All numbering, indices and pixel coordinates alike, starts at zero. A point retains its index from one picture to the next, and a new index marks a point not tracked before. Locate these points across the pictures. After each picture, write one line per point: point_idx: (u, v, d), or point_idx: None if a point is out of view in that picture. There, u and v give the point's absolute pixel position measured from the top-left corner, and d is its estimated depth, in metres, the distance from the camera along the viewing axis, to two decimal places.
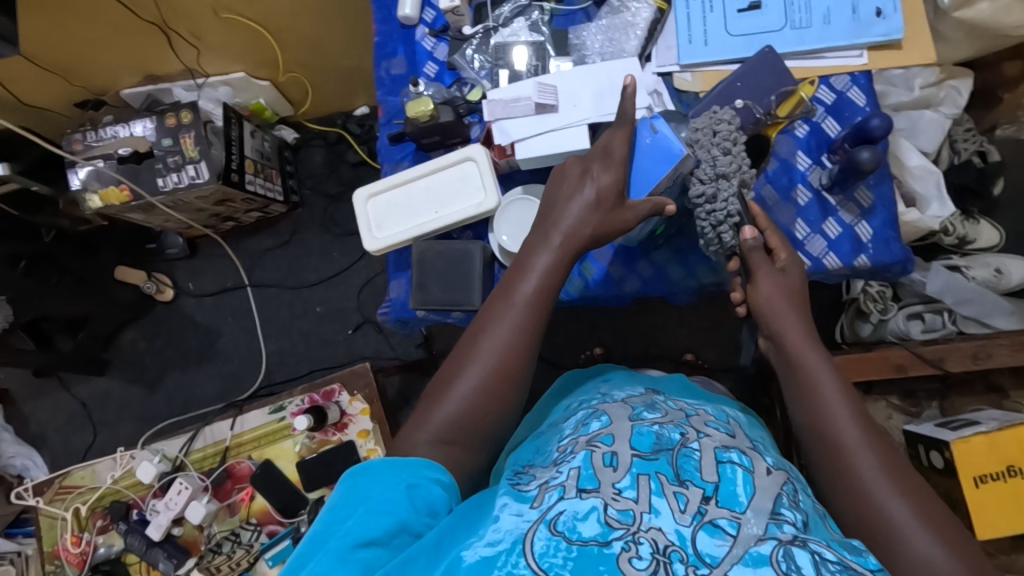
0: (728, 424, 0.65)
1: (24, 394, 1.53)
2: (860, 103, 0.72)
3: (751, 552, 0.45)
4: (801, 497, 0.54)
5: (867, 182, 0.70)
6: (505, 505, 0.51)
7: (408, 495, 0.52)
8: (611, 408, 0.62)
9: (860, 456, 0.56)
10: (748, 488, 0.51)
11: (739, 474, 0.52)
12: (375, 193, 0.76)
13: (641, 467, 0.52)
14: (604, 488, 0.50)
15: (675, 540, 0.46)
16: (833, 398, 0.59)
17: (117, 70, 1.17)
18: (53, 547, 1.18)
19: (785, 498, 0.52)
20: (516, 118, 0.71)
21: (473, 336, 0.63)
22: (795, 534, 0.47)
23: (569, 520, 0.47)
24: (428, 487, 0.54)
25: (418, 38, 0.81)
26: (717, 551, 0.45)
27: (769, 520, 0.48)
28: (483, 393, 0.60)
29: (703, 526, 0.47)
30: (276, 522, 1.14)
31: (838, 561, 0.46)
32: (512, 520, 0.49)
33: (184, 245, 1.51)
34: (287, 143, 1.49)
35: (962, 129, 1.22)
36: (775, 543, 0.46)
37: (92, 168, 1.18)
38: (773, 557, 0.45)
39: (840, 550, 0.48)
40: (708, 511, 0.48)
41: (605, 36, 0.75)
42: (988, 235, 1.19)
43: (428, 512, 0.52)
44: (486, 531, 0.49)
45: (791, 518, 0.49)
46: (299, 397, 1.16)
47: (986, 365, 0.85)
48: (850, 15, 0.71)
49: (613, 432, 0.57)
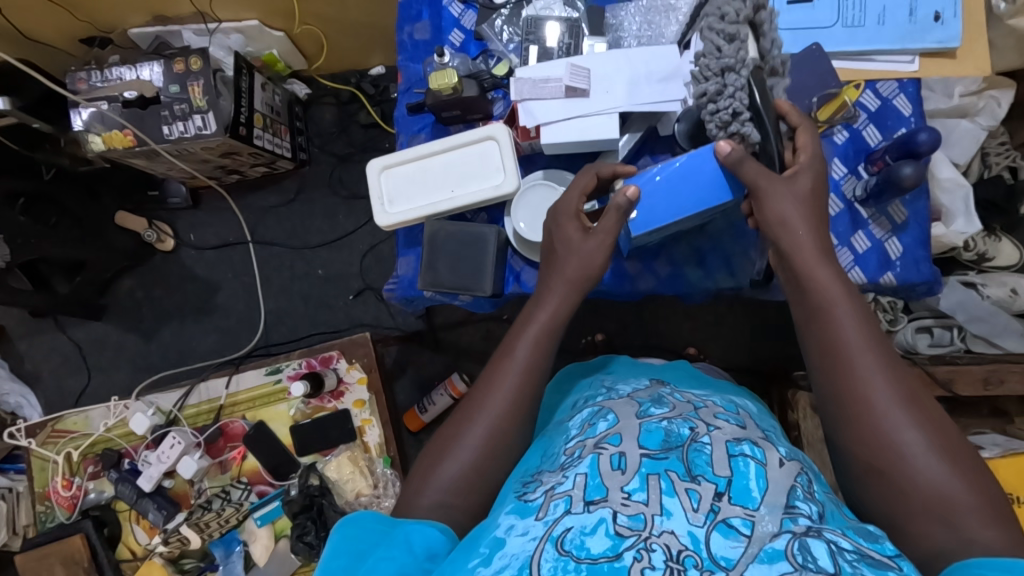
0: (737, 415, 0.63)
1: (20, 333, 1.52)
2: (906, 113, 0.68)
3: (766, 549, 0.44)
4: (816, 488, 0.53)
5: (903, 197, 0.67)
6: (511, 525, 0.49)
7: (405, 541, 0.53)
8: (617, 406, 0.61)
9: (873, 377, 0.53)
10: (761, 482, 0.49)
11: (751, 467, 0.51)
12: (389, 164, 0.73)
13: (650, 467, 0.51)
14: (612, 495, 0.48)
15: (688, 543, 0.45)
16: (842, 313, 0.56)
17: (126, 8, 1.12)
18: (44, 488, 1.19)
19: (799, 490, 0.50)
20: (543, 99, 0.68)
21: (478, 389, 0.63)
22: (810, 524, 0.46)
23: (576, 538, 0.46)
24: (426, 529, 0.54)
25: (445, 3, 0.77)
26: (732, 553, 0.44)
27: (783, 514, 0.47)
28: (494, 431, 0.60)
29: (717, 526, 0.46)
30: (266, 483, 1.15)
31: (855, 549, 0.45)
32: (518, 542, 0.47)
33: (187, 195, 1.47)
34: (298, 98, 1.44)
35: (995, 142, 1.18)
36: (789, 538, 0.45)
37: (95, 109, 1.14)
38: (788, 551, 0.44)
39: (856, 538, 0.47)
40: (721, 509, 0.47)
41: (644, 18, 0.71)
42: (1008, 254, 1.15)
43: (428, 554, 0.53)
44: (493, 556, 0.47)
45: (806, 511, 0.48)
46: (297, 361, 1.15)
47: (996, 391, 0.83)
48: (907, 17, 0.67)
49: (621, 431, 0.55)
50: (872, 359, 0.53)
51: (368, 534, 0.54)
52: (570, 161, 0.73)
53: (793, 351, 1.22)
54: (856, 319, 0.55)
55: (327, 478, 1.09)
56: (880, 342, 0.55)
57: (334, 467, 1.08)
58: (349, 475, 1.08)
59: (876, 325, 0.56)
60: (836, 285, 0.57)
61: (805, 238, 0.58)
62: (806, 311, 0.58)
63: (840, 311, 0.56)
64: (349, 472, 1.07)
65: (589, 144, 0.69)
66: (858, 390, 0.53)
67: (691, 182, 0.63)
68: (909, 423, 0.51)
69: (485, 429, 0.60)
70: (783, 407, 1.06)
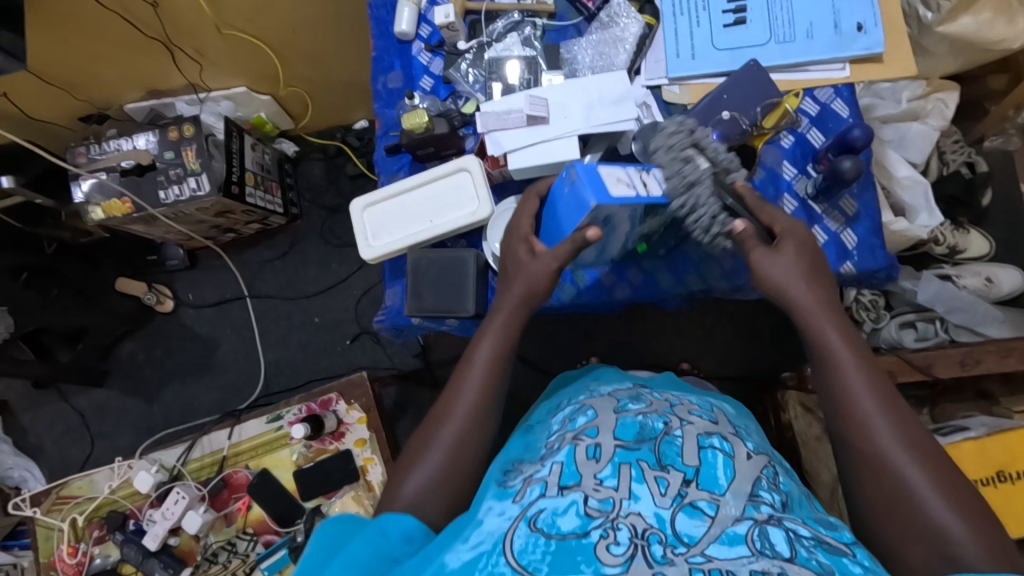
0: (711, 412, 0.66)
1: (24, 406, 1.53)
2: (844, 114, 0.74)
3: (728, 532, 0.46)
4: (781, 479, 0.57)
5: (851, 191, 0.72)
6: (489, 507, 0.51)
7: (381, 533, 0.54)
8: (596, 402, 0.63)
9: (883, 430, 0.55)
10: (728, 471, 0.53)
11: (719, 459, 0.54)
12: (371, 202, 0.79)
13: (623, 456, 0.53)
14: (586, 481, 0.51)
15: (654, 522, 0.47)
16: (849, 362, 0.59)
17: (121, 85, 1.20)
18: (49, 557, 1.18)
19: (764, 481, 0.54)
20: (508, 129, 0.74)
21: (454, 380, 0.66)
22: (772, 513, 0.49)
23: (548, 517, 0.48)
24: (401, 519, 0.55)
25: (414, 53, 0.84)
26: (696, 531, 0.46)
27: (747, 502, 0.49)
28: (478, 444, 0.62)
29: (683, 508, 0.48)
30: (272, 531, 1.15)
31: (813, 536, 0.47)
32: (495, 520, 0.49)
33: (185, 256, 1.52)
34: (287, 156, 1.51)
35: (950, 141, 1.24)
36: (751, 524, 0.47)
37: (95, 180, 1.20)
38: (748, 537, 0.46)
39: (817, 526, 0.49)
40: (688, 493, 0.49)
41: (596, 50, 0.77)
42: (978, 245, 1.21)
43: (406, 539, 0.55)
44: (469, 533, 0.49)
45: (769, 500, 0.51)
46: (297, 406, 1.16)
47: (974, 371, 0.86)
48: (833, 29, 0.73)
49: (598, 425, 0.57)
50: (874, 404, 0.56)
51: (348, 530, 0.56)
52: None
53: (782, 357, 1.24)
54: (867, 376, 0.58)
55: None
56: (893, 396, 0.57)
57: (339, 508, 1.08)
58: None
59: (886, 379, 0.58)
60: (839, 341, 0.60)
61: (810, 296, 0.62)
62: (817, 369, 0.61)
63: (848, 367, 0.59)
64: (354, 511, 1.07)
65: (554, 166, 0.74)
66: (870, 439, 0.55)
67: (567, 195, 0.64)
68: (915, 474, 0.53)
69: (467, 410, 0.64)
70: (776, 411, 1.07)
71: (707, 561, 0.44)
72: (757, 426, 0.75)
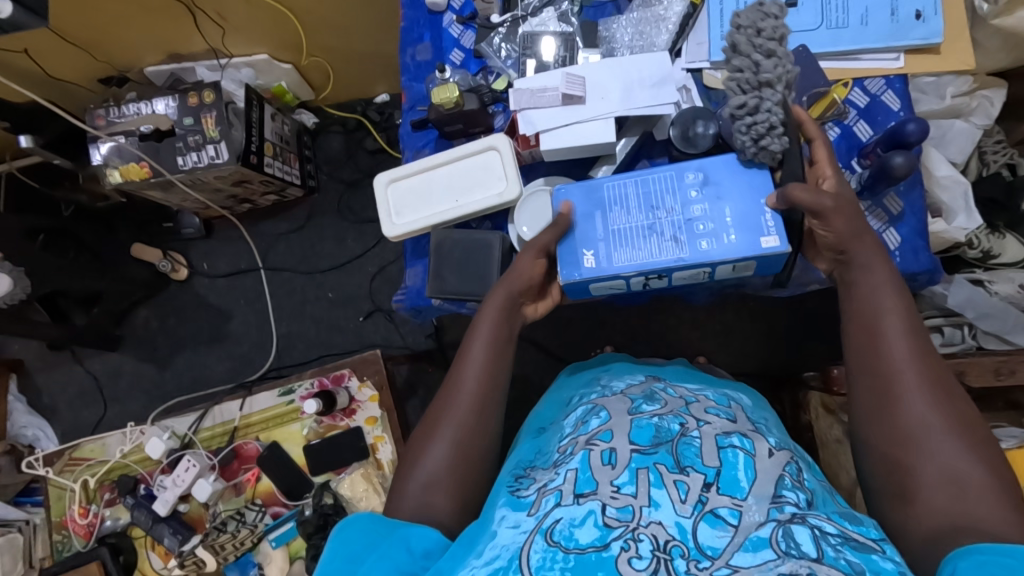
0: (729, 408, 0.63)
1: (38, 366, 1.54)
2: (894, 108, 0.70)
3: (751, 537, 0.45)
4: (805, 477, 0.54)
5: (897, 188, 0.70)
6: (503, 517, 0.51)
7: (405, 543, 0.53)
8: (610, 402, 0.62)
9: (908, 384, 0.55)
10: (749, 473, 0.50)
11: (740, 458, 0.52)
12: (396, 178, 0.76)
13: (639, 461, 0.51)
14: (602, 488, 0.49)
15: (675, 533, 0.46)
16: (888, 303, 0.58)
17: (142, 47, 1.18)
18: (61, 517, 1.19)
19: (788, 480, 0.51)
20: (542, 108, 0.71)
21: (453, 385, 0.65)
22: (794, 513, 0.47)
23: (565, 529, 0.47)
24: (423, 533, 0.55)
25: (445, 25, 0.81)
26: (718, 542, 0.45)
27: (770, 505, 0.47)
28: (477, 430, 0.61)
29: (704, 517, 0.46)
30: (281, 504, 1.15)
31: (838, 533, 0.46)
32: (509, 534, 0.49)
33: (200, 225, 1.51)
34: (306, 127, 1.49)
35: (991, 141, 1.20)
36: (774, 526, 0.45)
37: (114, 143, 1.18)
38: (773, 539, 0.45)
39: (840, 522, 0.48)
40: (709, 499, 0.48)
41: (636, 29, 0.74)
42: (1013, 250, 1.15)
43: (425, 554, 0.54)
44: (484, 547, 0.49)
45: (793, 500, 0.49)
46: (309, 381, 1.16)
47: (1008, 381, 0.83)
48: (889, 17, 0.70)
49: (612, 428, 0.56)
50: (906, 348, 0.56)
51: (383, 529, 0.55)
52: (570, 168, 0.76)
53: (802, 356, 1.22)
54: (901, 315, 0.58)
55: (342, 497, 1.09)
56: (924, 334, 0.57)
57: (348, 485, 1.09)
58: (363, 493, 1.08)
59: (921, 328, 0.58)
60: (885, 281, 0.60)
61: (876, 257, 0.61)
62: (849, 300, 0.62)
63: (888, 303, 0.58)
64: (363, 489, 1.07)
65: (587, 149, 0.72)
66: (889, 391, 0.55)
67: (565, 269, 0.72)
68: (937, 424, 0.53)
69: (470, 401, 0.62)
70: (796, 411, 1.05)
71: (734, 572, 0.43)
72: (774, 420, 0.72)
